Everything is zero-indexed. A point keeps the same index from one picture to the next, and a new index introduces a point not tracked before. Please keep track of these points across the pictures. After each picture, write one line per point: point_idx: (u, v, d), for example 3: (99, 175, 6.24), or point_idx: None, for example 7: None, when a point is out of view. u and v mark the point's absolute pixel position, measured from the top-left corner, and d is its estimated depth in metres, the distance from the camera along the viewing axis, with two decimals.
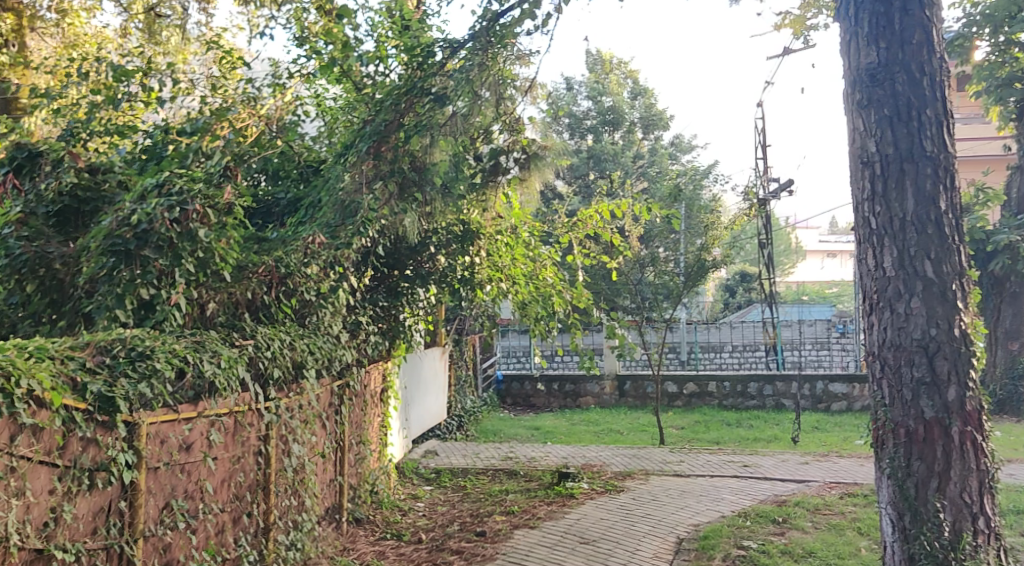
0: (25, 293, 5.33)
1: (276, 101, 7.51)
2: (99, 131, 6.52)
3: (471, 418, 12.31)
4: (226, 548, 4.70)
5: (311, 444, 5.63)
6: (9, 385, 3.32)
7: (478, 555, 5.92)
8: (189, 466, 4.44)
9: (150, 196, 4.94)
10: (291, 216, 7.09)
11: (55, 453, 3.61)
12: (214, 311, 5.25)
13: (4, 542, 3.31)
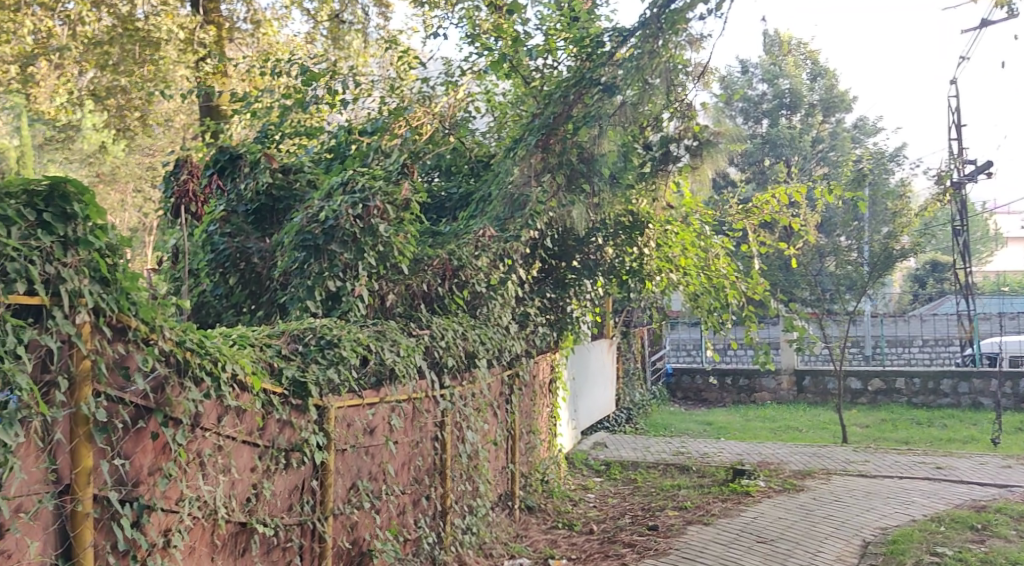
0: (229, 285, 5.88)
1: (449, 99, 7.82)
2: (291, 133, 7.24)
3: (640, 411, 12.27)
4: (407, 528, 4.91)
5: (484, 431, 5.78)
6: (216, 370, 3.69)
7: (651, 549, 5.87)
8: (373, 448, 4.66)
9: (335, 194, 5.34)
10: (463, 211, 7.25)
11: (256, 433, 3.91)
12: (394, 302, 5.47)
13: (212, 515, 3.65)
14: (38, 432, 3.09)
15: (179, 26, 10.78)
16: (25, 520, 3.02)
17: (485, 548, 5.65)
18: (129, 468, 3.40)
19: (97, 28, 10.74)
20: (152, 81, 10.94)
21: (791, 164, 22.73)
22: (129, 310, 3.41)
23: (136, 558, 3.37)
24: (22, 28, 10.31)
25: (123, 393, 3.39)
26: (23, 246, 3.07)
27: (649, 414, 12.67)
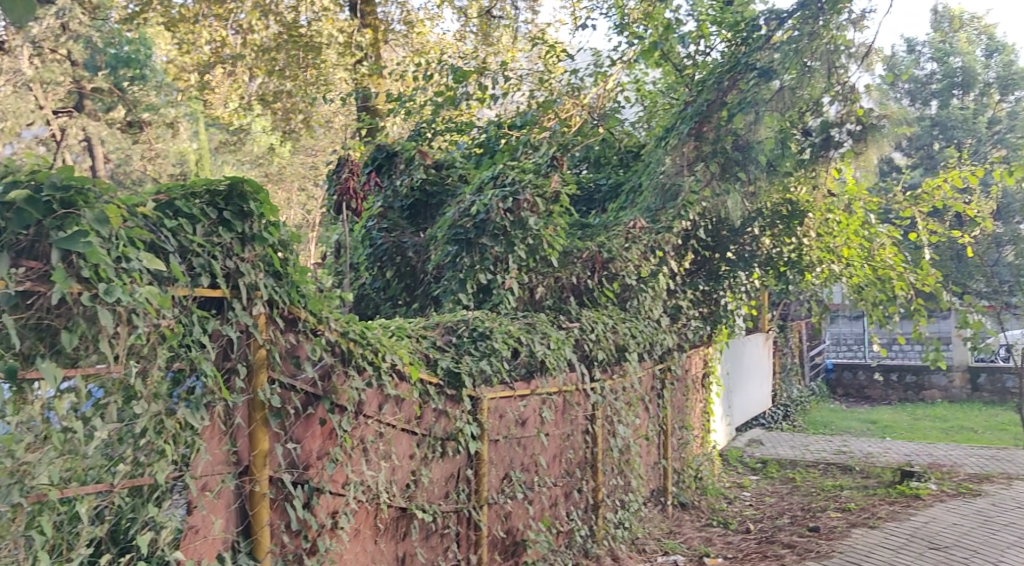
0: (386, 278, 6.09)
1: (598, 90, 8.06)
2: (443, 129, 7.53)
3: (798, 409, 11.87)
4: (559, 520, 4.94)
5: (635, 426, 5.74)
6: (377, 359, 3.83)
7: (812, 551, 5.65)
8: (525, 440, 4.71)
9: (487, 188, 5.47)
10: (612, 202, 7.22)
11: (414, 422, 4.03)
12: (543, 294, 5.56)
13: (375, 499, 3.79)
14: (220, 416, 3.33)
15: (338, 31, 11.27)
16: (210, 498, 3.26)
17: (638, 544, 5.61)
18: (300, 451, 3.57)
19: (264, 36, 11.34)
20: (314, 84, 11.38)
21: (963, 147, 21.25)
22: (299, 302, 3.59)
23: (308, 537, 3.53)
24: (201, 39, 11.45)
25: (294, 380, 3.58)
26: (206, 243, 3.28)
27: (809, 412, 12.20)
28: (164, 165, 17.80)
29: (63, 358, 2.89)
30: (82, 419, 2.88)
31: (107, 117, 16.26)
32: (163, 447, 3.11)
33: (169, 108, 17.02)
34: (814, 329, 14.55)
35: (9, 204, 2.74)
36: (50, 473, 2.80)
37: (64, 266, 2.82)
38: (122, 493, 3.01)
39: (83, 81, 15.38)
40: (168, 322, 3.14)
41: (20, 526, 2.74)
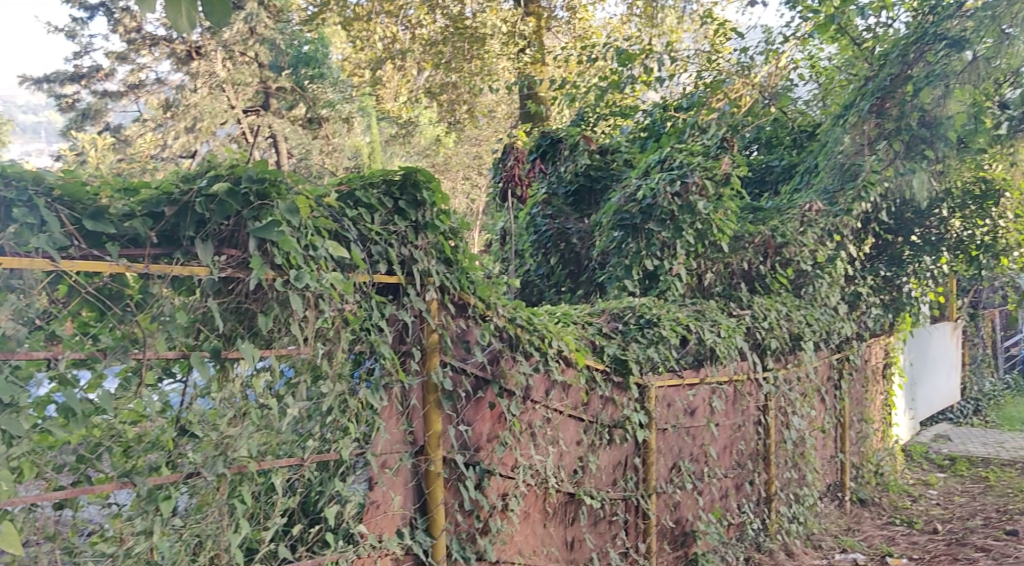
0: (550, 265, 6.47)
1: (769, 68, 8.03)
2: (605, 114, 7.66)
3: (990, 403, 11.08)
4: (730, 513, 4.85)
5: (811, 418, 5.56)
6: (544, 345, 3.82)
7: (1010, 556, 5.25)
8: (694, 429, 4.63)
9: (653, 171, 5.81)
10: (785, 184, 7.08)
11: (581, 408, 4.04)
12: (712, 281, 5.60)
13: (544, 484, 3.84)
14: (397, 397, 3.43)
15: (502, 21, 11.60)
16: (389, 475, 3.37)
17: (814, 540, 5.43)
18: (471, 434, 3.62)
19: (432, 29, 12.10)
20: (479, 74, 11.97)
21: None
22: (469, 288, 3.63)
23: (480, 518, 3.59)
24: (374, 36, 12.42)
25: (465, 364, 3.62)
26: (383, 231, 3.34)
27: (1003, 407, 11.40)
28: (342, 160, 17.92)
29: (259, 340, 3.08)
30: (276, 397, 3.09)
31: (290, 115, 18.12)
32: (346, 426, 3.25)
33: (346, 104, 17.82)
34: (1010, 317, 13.62)
35: (212, 196, 2.93)
36: (249, 446, 3.01)
37: (260, 254, 2.99)
38: (311, 467, 3.17)
39: (268, 81, 17.63)
40: (350, 306, 3.26)
41: (224, 494, 2.98)
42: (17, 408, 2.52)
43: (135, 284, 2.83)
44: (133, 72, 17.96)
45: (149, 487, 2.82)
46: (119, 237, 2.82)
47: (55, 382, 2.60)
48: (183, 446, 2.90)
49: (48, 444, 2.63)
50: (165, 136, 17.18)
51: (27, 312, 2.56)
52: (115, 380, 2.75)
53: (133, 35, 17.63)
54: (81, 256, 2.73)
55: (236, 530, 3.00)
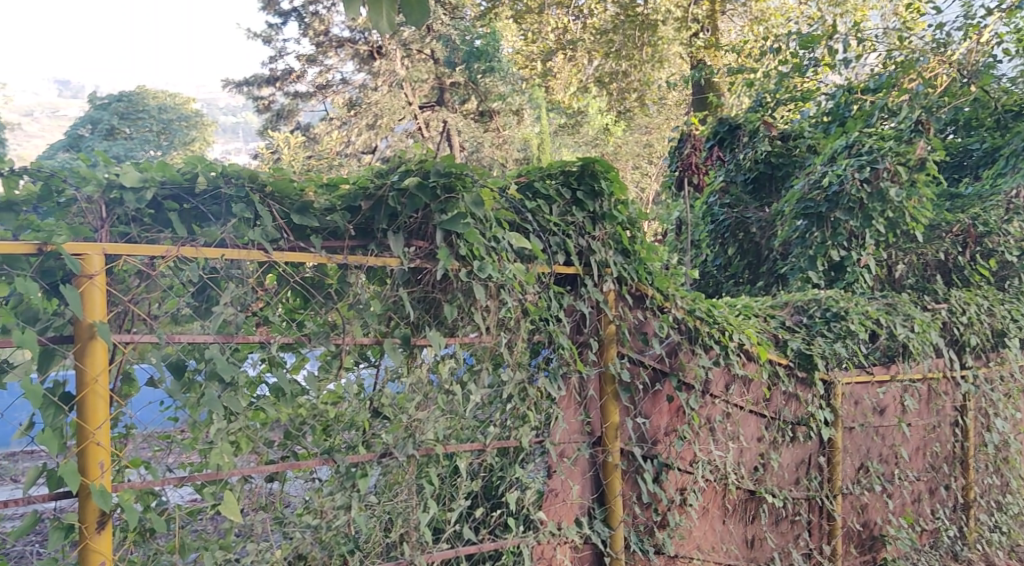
0: (727, 255, 6.74)
1: (969, 44, 7.35)
2: (784, 100, 7.47)
3: None
4: (923, 518, 4.60)
5: (1016, 421, 5.16)
6: (724, 338, 3.73)
7: None
8: (884, 429, 4.41)
9: (840, 158, 5.85)
10: (987, 169, 6.66)
11: (762, 404, 3.92)
12: (904, 273, 5.69)
13: (723, 480, 3.76)
14: (576, 388, 3.43)
15: (676, 6, 11.79)
16: (568, 464, 3.39)
17: (1020, 552, 4.99)
18: (648, 426, 3.57)
19: (602, 18, 12.01)
20: (649, 62, 11.98)
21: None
22: (647, 279, 3.56)
23: (658, 512, 3.55)
24: (546, 27, 12.71)
25: (643, 356, 3.56)
26: (562, 222, 3.33)
27: None
28: (512, 152, 18.22)
29: (444, 328, 3.14)
30: (459, 383, 3.14)
31: (463, 108, 18.33)
32: (525, 414, 3.28)
33: (516, 96, 18.22)
34: None
35: (404, 190, 2.99)
36: (436, 429, 3.09)
37: (446, 245, 3.05)
38: (492, 453, 3.22)
39: (443, 77, 18.01)
40: (532, 297, 3.27)
41: (412, 475, 3.07)
42: (238, 386, 2.74)
43: (334, 273, 2.97)
44: (321, 73, 19.13)
45: (347, 464, 2.96)
46: (321, 230, 2.96)
47: (266, 363, 2.81)
48: (377, 428, 3.02)
49: (261, 422, 2.82)
50: (347, 131, 17.80)
51: (245, 301, 2.80)
52: (317, 362, 2.93)
53: (321, 38, 18.96)
54: (289, 247, 2.90)
55: (424, 510, 3.08)
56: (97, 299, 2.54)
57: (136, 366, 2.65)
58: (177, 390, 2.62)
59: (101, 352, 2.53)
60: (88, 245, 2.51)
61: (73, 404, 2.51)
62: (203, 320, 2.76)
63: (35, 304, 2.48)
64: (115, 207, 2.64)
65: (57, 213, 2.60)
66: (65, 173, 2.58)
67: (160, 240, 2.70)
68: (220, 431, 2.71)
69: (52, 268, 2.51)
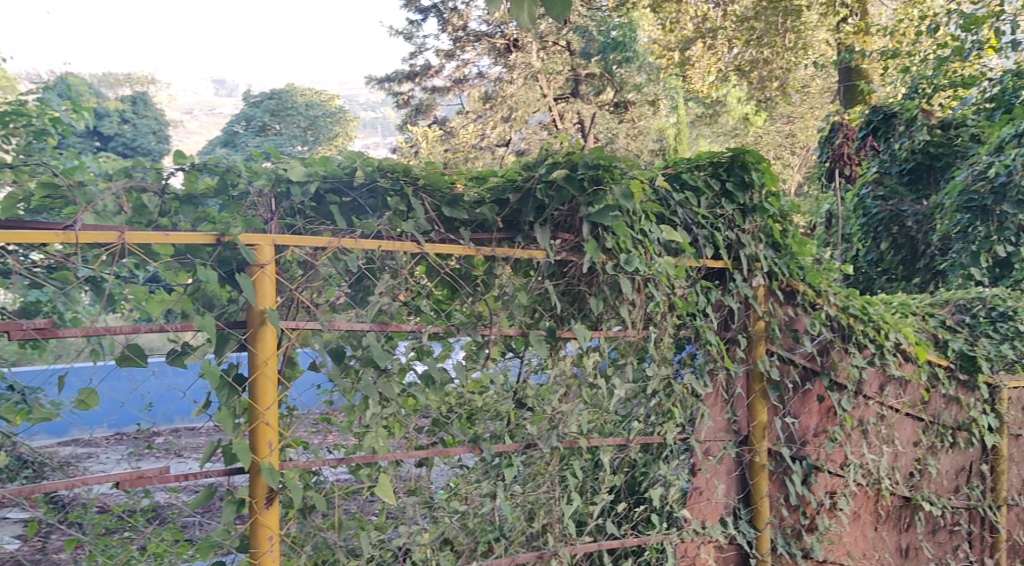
0: (880, 250, 6.48)
1: None
2: (945, 84, 7.15)
3: None
4: None
5: None
6: (880, 337, 3.56)
7: None
8: None
9: (1008, 147, 5.54)
10: None
11: (920, 407, 3.74)
12: None
13: (876, 484, 3.60)
14: (723, 385, 3.36)
15: None
16: (713, 462, 3.32)
17: None
18: (797, 426, 3.47)
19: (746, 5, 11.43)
20: (792, 50, 11.43)
21: None
22: (798, 274, 3.44)
23: (806, 514, 3.45)
24: (685, 16, 12.24)
25: (793, 354, 3.45)
26: (710, 215, 3.26)
27: None
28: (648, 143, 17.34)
29: (588, 321, 3.13)
30: (603, 376, 3.12)
31: (599, 99, 17.31)
32: (670, 409, 3.23)
33: (652, 86, 17.17)
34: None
35: (552, 182, 2.99)
36: (580, 422, 3.08)
37: (593, 238, 3.02)
38: (636, 448, 3.19)
39: (579, 68, 16.81)
40: (680, 292, 3.22)
41: (556, 467, 3.07)
42: (391, 372, 2.82)
43: (481, 265, 3.00)
44: (457, 68, 17.58)
45: (492, 454, 2.99)
46: (470, 222, 3.01)
47: (414, 352, 2.86)
48: (522, 418, 3.03)
49: (410, 408, 2.88)
50: (483, 124, 16.99)
51: (398, 290, 2.88)
52: (464, 351, 2.96)
53: (459, 33, 17.31)
54: (440, 240, 2.96)
55: (568, 502, 3.08)
56: (268, 286, 2.68)
57: (299, 349, 2.77)
58: (336, 374, 2.70)
59: (270, 337, 2.68)
60: (260, 236, 2.66)
61: (246, 385, 2.68)
62: (360, 308, 2.84)
63: (213, 291, 2.68)
64: (283, 200, 2.82)
65: (230, 207, 2.80)
66: (239, 168, 2.76)
67: (319, 231, 2.85)
68: (375, 416, 2.80)
69: (229, 258, 2.70)
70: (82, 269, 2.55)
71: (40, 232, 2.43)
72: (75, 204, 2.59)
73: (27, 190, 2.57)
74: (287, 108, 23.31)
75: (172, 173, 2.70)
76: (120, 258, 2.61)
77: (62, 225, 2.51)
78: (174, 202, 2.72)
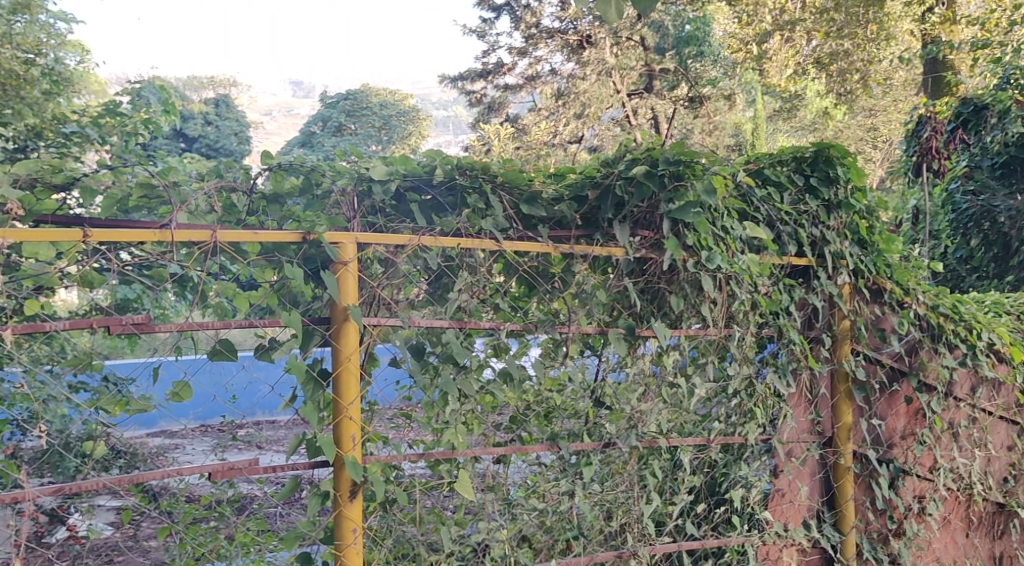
0: (970, 247, 6.34)
1: None
2: None
3: None
4: None
5: None
6: (972, 337, 3.43)
7: None
8: None
9: None
10: None
11: (1015, 410, 3.58)
12: None
13: (967, 489, 3.48)
14: (806, 385, 3.30)
15: None
16: (796, 464, 3.26)
17: None
18: (883, 428, 3.39)
19: None
20: (874, 41, 10.32)
21: None
22: (885, 272, 3.36)
23: (892, 519, 3.37)
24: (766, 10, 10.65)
25: (879, 354, 3.37)
26: (794, 211, 3.20)
27: None
28: (721, 138, 16.65)
29: (668, 319, 3.09)
30: (683, 375, 3.08)
31: (675, 94, 16.62)
32: (751, 410, 3.18)
33: (729, 81, 16.51)
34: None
35: (632, 178, 2.96)
36: (659, 421, 3.05)
37: (674, 235, 2.99)
38: (716, 448, 3.14)
39: (652, 62, 16.29)
40: (764, 290, 3.17)
41: (635, 466, 3.05)
42: (470, 369, 2.84)
43: (559, 262, 2.99)
44: (530, 64, 17.11)
45: (571, 452, 2.98)
46: (548, 219, 3.00)
47: (491, 349, 2.88)
48: (600, 417, 3.02)
49: (488, 405, 2.90)
50: (556, 120, 16.42)
51: (478, 287, 2.89)
52: (540, 349, 2.95)
53: (532, 30, 16.91)
54: (518, 237, 2.94)
55: (647, 502, 3.05)
56: (350, 283, 2.72)
57: (379, 346, 2.81)
58: (416, 370, 2.73)
59: (353, 333, 2.73)
60: (343, 233, 2.69)
61: (330, 380, 2.72)
62: (438, 304, 2.88)
63: (298, 287, 2.73)
64: (364, 198, 2.83)
65: (315, 205, 2.83)
66: (323, 168, 2.81)
67: (400, 228, 2.85)
68: (454, 412, 2.83)
69: (314, 256, 2.73)
70: (176, 267, 2.60)
71: (138, 231, 2.50)
72: (170, 204, 2.65)
73: (126, 189, 2.65)
74: (362, 108, 23.44)
75: (259, 173, 2.77)
76: (211, 255, 2.67)
77: (158, 224, 2.58)
78: (262, 201, 2.83)
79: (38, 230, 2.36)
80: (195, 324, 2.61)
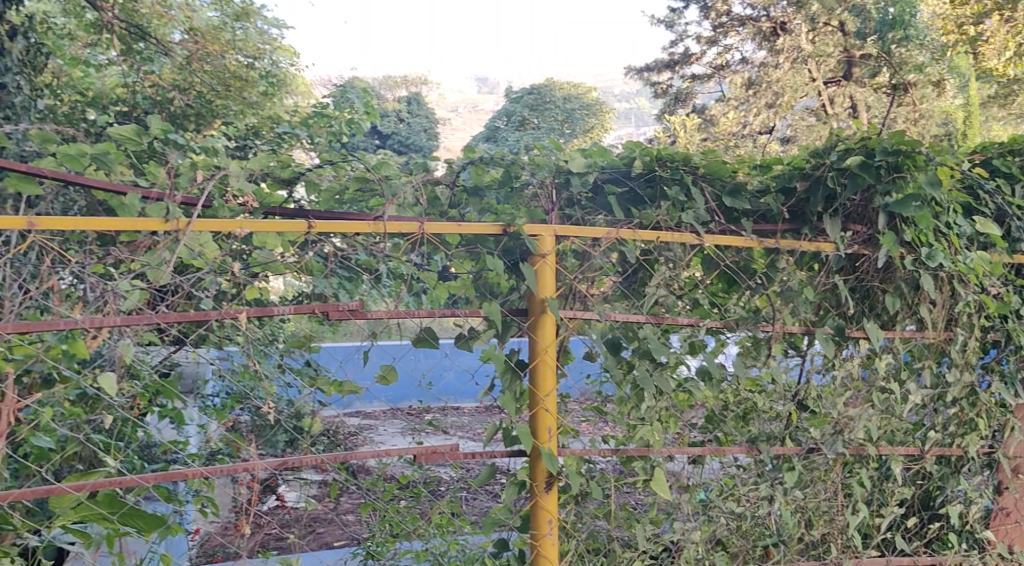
0: None
1: None
2: None
3: None
4: None
5: None
6: None
7: None
8: None
9: None
10: None
11: None
12: None
13: None
14: None
15: None
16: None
17: None
18: None
19: None
20: None
21: None
22: None
23: None
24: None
25: None
26: None
27: None
28: (931, 130, 11.60)
29: (879, 320, 2.94)
30: (896, 380, 2.90)
31: (872, 84, 12.61)
32: (974, 421, 2.99)
33: (938, 65, 12.33)
34: None
35: (844, 170, 2.81)
36: (868, 428, 2.88)
37: (890, 230, 2.82)
38: (931, 461, 2.95)
39: (853, 48, 12.51)
40: (992, 291, 2.92)
41: (839, 475, 2.91)
42: (666, 365, 2.77)
43: (762, 257, 2.88)
44: (719, 53, 14.59)
45: (771, 456, 2.85)
46: (752, 213, 2.90)
47: (687, 346, 2.82)
48: (804, 421, 2.89)
49: (683, 404, 2.85)
50: (745, 111, 13.49)
51: (675, 282, 2.82)
52: (737, 347, 2.87)
53: (722, 19, 14.30)
54: (719, 231, 2.85)
55: (853, 513, 2.91)
56: (548, 276, 2.69)
57: (573, 338, 2.76)
58: (612, 364, 2.70)
59: (550, 325, 2.70)
60: (542, 226, 2.66)
61: (527, 371, 2.70)
62: (635, 299, 2.85)
63: (495, 279, 2.76)
64: (563, 191, 2.81)
65: (513, 198, 2.84)
66: (522, 161, 2.80)
67: (596, 221, 2.83)
68: (650, 408, 2.78)
69: (513, 248, 2.72)
70: (386, 256, 2.70)
71: (354, 222, 2.60)
72: (382, 196, 2.78)
73: (342, 183, 2.80)
74: (547, 102, 21.86)
75: (463, 167, 2.81)
76: (417, 246, 2.74)
77: (371, 217, 2.68)
78: (463, 194, 2.84)
79: (269, 221, 2.52)
80: (401, 311, 2.71)
